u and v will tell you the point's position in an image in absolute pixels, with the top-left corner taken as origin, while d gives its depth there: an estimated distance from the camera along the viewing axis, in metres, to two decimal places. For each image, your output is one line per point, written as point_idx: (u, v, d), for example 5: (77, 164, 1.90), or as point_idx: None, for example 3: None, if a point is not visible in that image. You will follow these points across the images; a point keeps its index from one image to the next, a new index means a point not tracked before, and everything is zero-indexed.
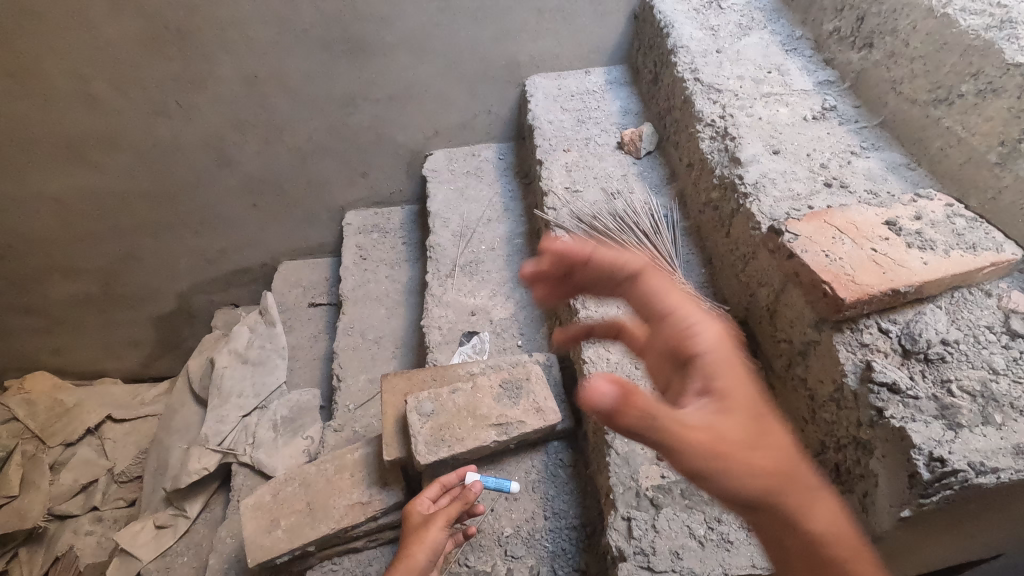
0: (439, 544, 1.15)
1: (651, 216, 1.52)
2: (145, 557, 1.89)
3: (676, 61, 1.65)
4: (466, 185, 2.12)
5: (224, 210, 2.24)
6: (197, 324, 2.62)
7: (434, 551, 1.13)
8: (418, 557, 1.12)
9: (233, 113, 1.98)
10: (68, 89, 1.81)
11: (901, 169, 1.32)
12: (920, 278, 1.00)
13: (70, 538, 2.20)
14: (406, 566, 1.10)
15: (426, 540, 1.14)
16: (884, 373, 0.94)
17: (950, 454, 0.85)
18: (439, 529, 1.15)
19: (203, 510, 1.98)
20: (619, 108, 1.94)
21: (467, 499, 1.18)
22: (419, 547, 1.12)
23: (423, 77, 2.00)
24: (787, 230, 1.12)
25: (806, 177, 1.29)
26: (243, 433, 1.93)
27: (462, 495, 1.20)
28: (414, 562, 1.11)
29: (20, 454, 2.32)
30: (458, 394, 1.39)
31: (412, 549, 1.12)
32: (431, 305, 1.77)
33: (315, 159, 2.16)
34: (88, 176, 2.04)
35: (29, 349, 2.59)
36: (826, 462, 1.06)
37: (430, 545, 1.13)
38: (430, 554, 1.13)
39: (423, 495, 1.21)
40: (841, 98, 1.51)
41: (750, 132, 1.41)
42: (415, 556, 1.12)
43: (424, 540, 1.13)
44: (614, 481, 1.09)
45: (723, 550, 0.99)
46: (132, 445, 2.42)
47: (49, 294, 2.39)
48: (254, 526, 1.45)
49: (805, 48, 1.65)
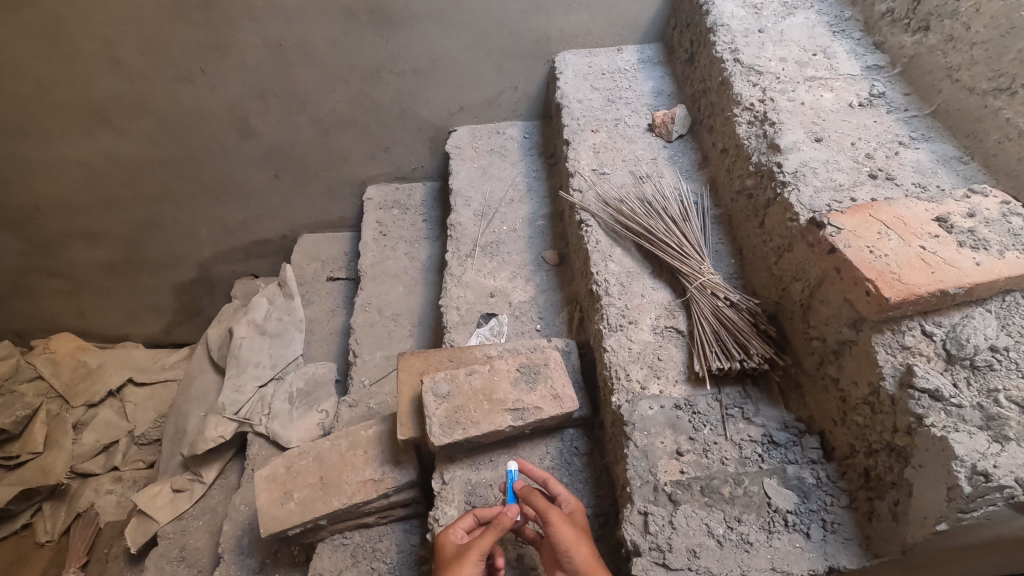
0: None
1: (680, 202, 1.47)
2: (161, 520, 1.92)
3: (716, 40, 1.57)
4: (489, 163, 2.07)
5: (246, 180, 2.23)
6: (216, 293, 2.64)
7: None
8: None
9: (256, 82, 1.95)
10: (92, 53, 1.80)
11: (952, 162, 1.25)
12: (971, 279, 0.94)
13: (91, 496, 2.30)
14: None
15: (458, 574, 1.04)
16: (926, 379, 0.89)
17: (995, 468, 0.80)
18: (471, 559, 1.05)
19: (219, 477, 2.01)
20: (652, 88, 1.87)
21: (503, 526, 1.09)
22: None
23: (450, 50, 1.95)
24: (829, 223, 1.07)
25: (850, 167, 1.23)
26: (260, 404, 1.94)
27: (496, 522, 1.11)
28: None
29: (45, 413, 2.39)
30: (475, 375, 1.37)
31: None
32: (450, 285, 1.74)
33: (337, 132, 2.13)
34: (111, 141, 2.04)
35: (54, 310, 2.63)
36: (854, 467, 1.02)
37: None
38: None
39: (456, 525, 1.13)
40: (890, 84, 1.43)
41: (791, 118, 1.34)
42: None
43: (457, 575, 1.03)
44: (632, 474, 1.06)
45: (742, 551, 0.96)
46: (151, 410, 2.46)
47: (74, 257, 2.42)
48: (267, 497, 1.46)
49: (853, 30, 1.57)
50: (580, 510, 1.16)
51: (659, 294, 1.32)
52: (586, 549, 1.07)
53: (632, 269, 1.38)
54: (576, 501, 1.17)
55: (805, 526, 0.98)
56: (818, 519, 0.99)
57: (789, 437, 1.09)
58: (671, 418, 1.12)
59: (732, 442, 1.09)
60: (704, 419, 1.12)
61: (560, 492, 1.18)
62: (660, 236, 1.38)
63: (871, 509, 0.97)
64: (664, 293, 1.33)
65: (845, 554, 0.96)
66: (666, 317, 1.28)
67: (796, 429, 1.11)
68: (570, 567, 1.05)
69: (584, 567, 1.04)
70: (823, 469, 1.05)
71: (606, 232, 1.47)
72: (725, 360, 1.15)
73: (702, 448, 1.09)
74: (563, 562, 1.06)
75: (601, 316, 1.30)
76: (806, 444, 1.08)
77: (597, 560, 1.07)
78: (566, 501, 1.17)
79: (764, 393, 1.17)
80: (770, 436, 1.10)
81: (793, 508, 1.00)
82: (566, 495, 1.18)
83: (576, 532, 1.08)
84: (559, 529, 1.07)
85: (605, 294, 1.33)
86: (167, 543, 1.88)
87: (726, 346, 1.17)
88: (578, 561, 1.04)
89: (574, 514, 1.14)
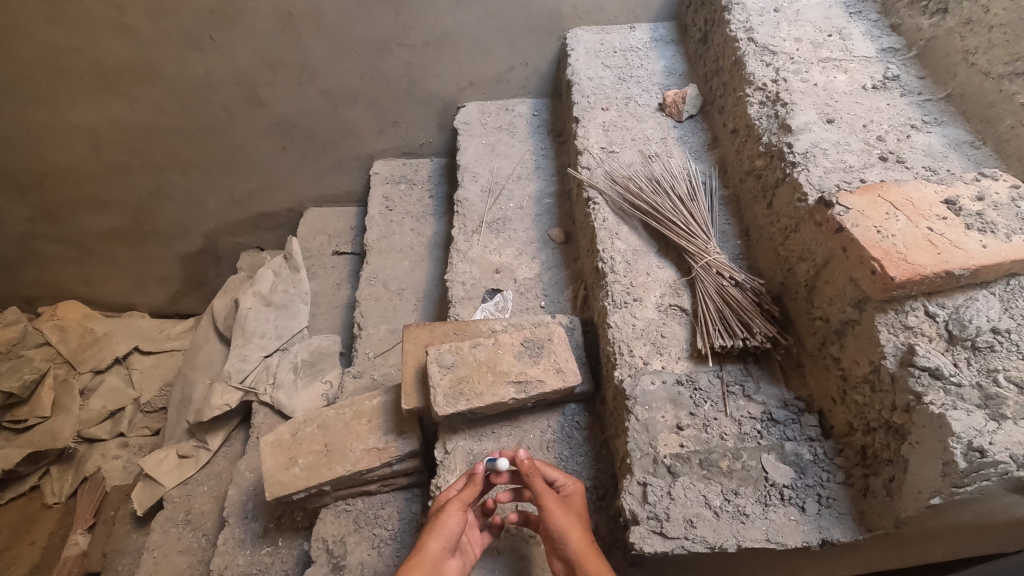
0: (455, 528, 1.10)
1: (688, 181, 1.47)
2: (168, 484, 1.97)
3: (730, 19, 1.55)
4: (497, 139, 2.06)
5: (254, 151, 2.23)
6: (222, 264, 2.65)
7: (449, 538, 1.09)
8: (431, 545, 1.08)
9: (265, 52, 1.94)
10: (101, 16, 1.79)
11: (963, 147, 1.24)
12: (977, 262, 0.95)
13: (99, 460, 2.34)
14: (419, 556, 1.06)
15: (436, 526, 1.10)
16: (927, 357, 0.90)
17: (991, 445, 0.81)
18: (449, 512, 1.11)
19: (224, 444, 2.05)
20: (664, 67, 1.85)
21: (476, 482, 1.17)
22: (432, 533, 1.08)
23: (460, 24, 1.93)
24: (838, 202, 1.07)
25: (861, 149, 1.22)
26: (265, 373, 1.97)
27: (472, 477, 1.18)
28: (427, 552, 1.06)
29: (53, 378, 2.41)
30: (480, 348, 1.38)
31: (425, 538, 1.08)
32: (455, 260, 1.75)
33: (346, 104, 2.12)
34: (120, 109, 2.04)
35: (61, 278, 2.65)
36: (851, 444, 1.04)
37: (445, 530, 1.09)
38: (444, 542, 1.08)
39: (447, 485, 1.19)
40: (905, 67, 1.41)
41: (804, 99, 1.33)
42: (431, 544, 1.08)
43: (436, 526, 1.10)
44: (633, 445, 1.08)
45: (738, 522, 0.98)
46: (157, 378, 2.50)
47: (82, 224, 2.43)
48: (272, 462, 1.49)
49: (870, 12, 1.55)
50: (578, 495, 1.17)
51: (664, 273, 1.33)
52: (580, 535, 1.08)
53: (639, 247, 1.39)
54: (575, 486, 1.18)
55: (800, 500, 1.00)
56: (813, 493, 1.01)
57: (788, 414, 1.10)
58: (672, 393, 1.14)
59: (732, 418, 1.11)
60: (705, 395, 1.14)
61: (560, 477, 1.19)
62: (667, 214, 1.38)
63: (866, 485, 0.99)
64: (669, 271, 1.33)
65: (839, 527, 0.98)
66: (671, 295, 1.29)
67: (796, 407, 1.12)
68: (564, 552, 1.07)
69: (577, 554, 1.05)
70: (820, 446, 1.06)
71: (613, 210, 1.47)
72: (728, 338, 1.16)
73: (702, 423, 1.10)
74: (558, 548, 1.08)
75: (606, 292, 1.31)
76: (805, 422, 1.10)
77: (593, 547, 1.08)
78: (564, 485, 1.18)
79: (765, 371, 1.18)
80: (769, 413, 1.11)
81: (790, 483, 1.02)
82: (565, 480, 1.18)
83: (570, 519, 1.10)
84: (553, 516, 1.09)
85: (611, 271, 1.33)
86: (173, 506, 1.92)
87: (729, 325, 1.18)
88: (572, 548, 1.06)
89: (572, 498, 1.16)
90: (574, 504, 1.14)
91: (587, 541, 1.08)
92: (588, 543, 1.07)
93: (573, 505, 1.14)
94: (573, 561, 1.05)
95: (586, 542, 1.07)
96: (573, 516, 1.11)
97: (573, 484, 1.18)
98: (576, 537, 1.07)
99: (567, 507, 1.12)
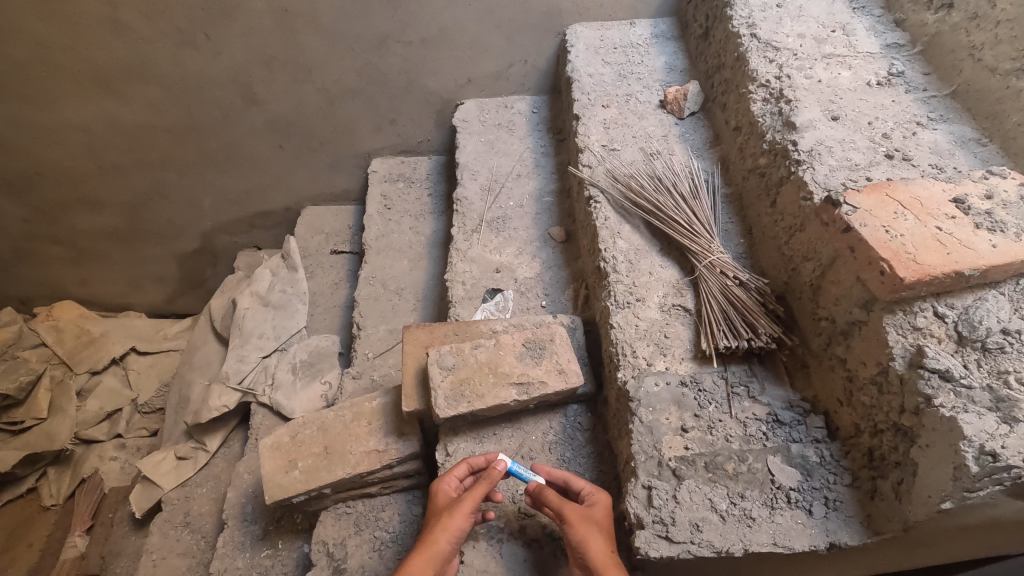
0: (464, 528, 1.11)
1: (691, 179, 1.45)
2: (166, 486, 1.95)
3: (732, 15, 1.54)
4: (496, 137, 2.04)
5: (250, 150, 2.21)
6: (219, 263, 2.62)
7: (458, 537, 1.10)
8: (441, 544, 1.08)
9: (260, 49, 1.92)
10: (94, 13, 1.76)
11: (970, 144, 1.23)
12: (986, 262, 0.94)
13: (96, 462, 2.32)
14: (428, 553, 1.06)
15: (448, 523, 1.10)
16: (936, 359, 0.89)
17: (1003, 449, 0.80)
18: (462, 511, 1.11)
19: (223, 445, 2.03)
20: (665, 64, 1.84)
21: (491, 478, 1.15)
22: (442, 532, 1.09)
23: (459, 20, 1.91)
24: (845, 202, 1.06)
25: (866, 147, 1.21)
26: (264, 374, 1.95)
27: (487, 474, 1.16)
28: (437, 550, 1.07)
29: (49, 379, 2.39)
30: (480, 349, 1.37)
31: (435, 535, 1.09)
32: (455, 260, 1.73)
33: (343, 102, 2.10)
34: (114, 107, 2.01)
35: (56, 278, 2.63)
36: (858, 446, 1.03)
37: (455, 530, 1.09)
38: (454, 541, 1.09)
39: (449, 475, 1.18)
40: (909, 63, 1.40)
41: (808, 96, 1.32)
42: (439, 541, 1.09)
43: (447, 525, 1.10)
44: (637, 448, 1.07)
45: (744, 526, 0.97)
46: (154, 379, 2.48)
47: (77, 224, 2.41)
48: (271, 465, 1.48)
49: (874, 7, 1.53)
50: (603, 504, 1.12)
51: (667, 272, 1.32)
52: (600, 545, 1.05)
53: (641, 246, 1.37)
54: (600, 495, 1.13)
55: (807, 503, 0.99)
56: (820, 496, 1.00)
57: (794, 416, 1.09)
58: (676, 395, 1.12)
59: (737, 420, 1.09)
60: (710, 396, 1.12)
61: (583, 486, 1.16)
62: (669, 213, 1.37)
63: (874, 488, 0.98)
64: (673, 271, 1.32)
65: (846, 531, 0.97)
66: (674, 295, 1.27)
67: (802, 408, 1.10)
68: (585, 562, 1.04)
69: (596, 564, 1.02)
70: (827, 448, 1.05)
71: (615, 209, 1.45)
72: (733, 339, 1.15)
73: (706, 425, 1.09)
74: (579, 558, 1.06)
75: (608, 292, 1.29)
76: (811, 423, 1.08)
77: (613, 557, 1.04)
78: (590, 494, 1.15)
79: (770, 372, 1.17)
80: (775, 414, 1.10)
81: (796, 485, 1.01)
82: (589, 488, 1.14)
83: (588, 529, 1.06)
84: (570, 528, 1.07)
85: (613, 271, 1.32)
86: (171, 508, 1.91)
87: (734, 325, 1.17)
88: (589, 558, 1.03)
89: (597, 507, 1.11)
90: (597, 513, 1.10)
91: (607, 550, 1.04)
92: (608, 553, 1.04)
93: (595, 514, 1.10)
94: (592, 570, 1.03)
95: (604, 552, 1.04)
96: (594, 525, 1.07)
97: (598, 492, 1.14)
98: (594, 547, 1.04)
99: (588, 516, 1.09)
